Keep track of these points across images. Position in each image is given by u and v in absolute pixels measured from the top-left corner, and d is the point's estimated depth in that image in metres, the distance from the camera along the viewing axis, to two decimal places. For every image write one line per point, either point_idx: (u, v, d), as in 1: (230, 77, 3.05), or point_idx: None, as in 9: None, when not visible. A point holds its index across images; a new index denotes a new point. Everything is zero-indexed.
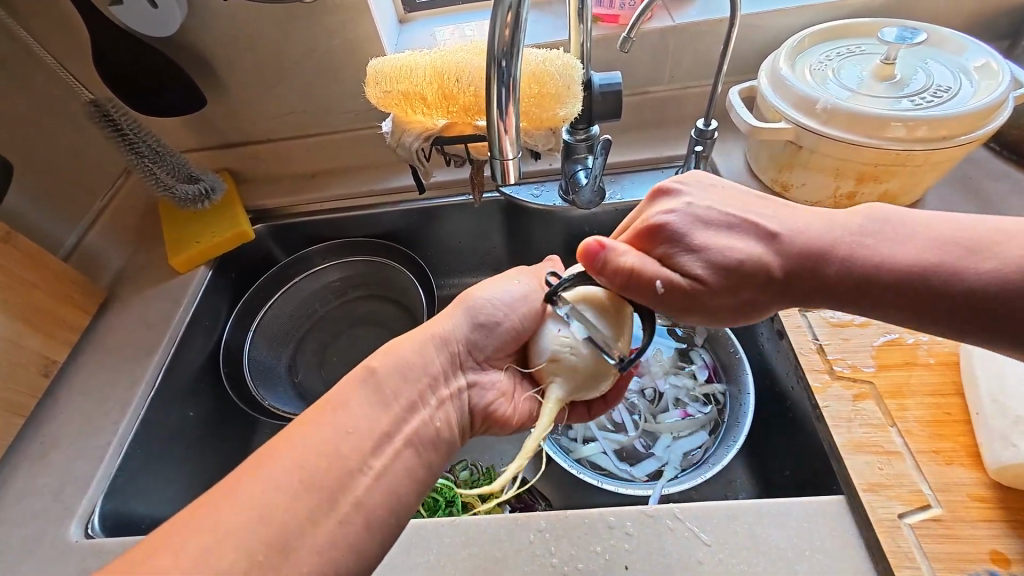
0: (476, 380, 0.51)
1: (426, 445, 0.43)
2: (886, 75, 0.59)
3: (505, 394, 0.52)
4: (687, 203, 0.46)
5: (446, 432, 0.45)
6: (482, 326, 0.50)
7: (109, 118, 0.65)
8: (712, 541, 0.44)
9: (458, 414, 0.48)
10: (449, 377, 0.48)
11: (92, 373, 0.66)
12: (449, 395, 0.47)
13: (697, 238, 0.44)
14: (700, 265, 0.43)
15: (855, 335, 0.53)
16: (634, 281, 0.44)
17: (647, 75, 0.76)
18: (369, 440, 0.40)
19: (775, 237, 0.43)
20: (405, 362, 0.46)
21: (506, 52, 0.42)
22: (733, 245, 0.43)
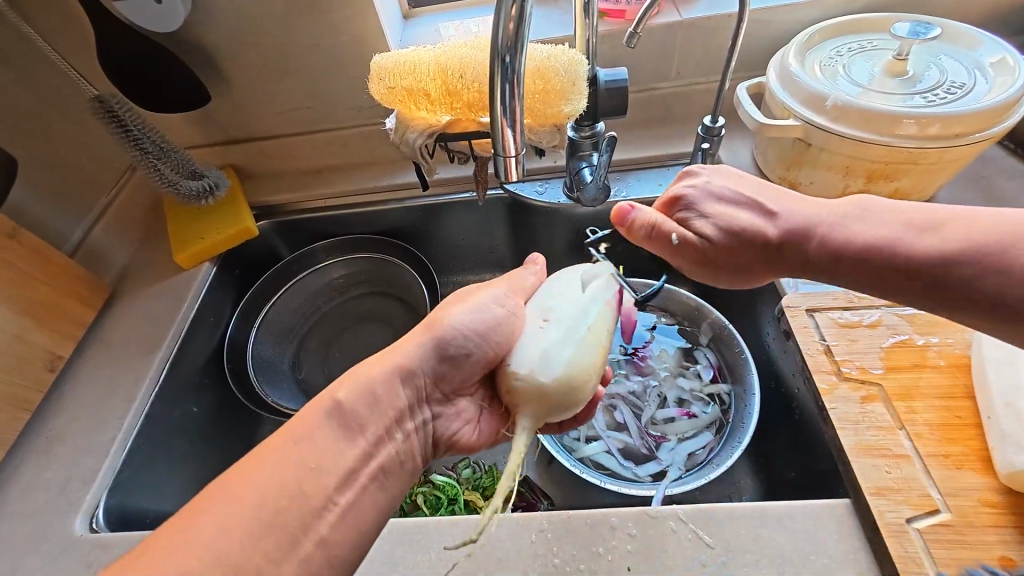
0: (443, 409, 0.52)
1: (393, 477, 0.45)
2: (898, 71, 0.58)
3: (470, 419, 0.54)
4: (706, 181, 0.53)
5: (411, 463, 0.47)
6: (448, 359, 0.49)
7: (113, 113, 0.65)
8: (715, 544, 0.44)
9: (422, 445, 0.49)
10: (415, 410, 0.49)
11: (97, 368, 0.66)
12: (414, 428, 0.48)
13: (707, 208, 0.52)
14: (709, 227, 0.51)
15: (863, 335, 0.52)
16: (655, 235, 0.50)
17: (654, 72, 0.75)
18: (330, 480, 0.41)
19: (775, 216, 0.50)
20: (367, 396, 0.45)
21: (510, 47, 0.41)
22: (738, 215, 0.50)
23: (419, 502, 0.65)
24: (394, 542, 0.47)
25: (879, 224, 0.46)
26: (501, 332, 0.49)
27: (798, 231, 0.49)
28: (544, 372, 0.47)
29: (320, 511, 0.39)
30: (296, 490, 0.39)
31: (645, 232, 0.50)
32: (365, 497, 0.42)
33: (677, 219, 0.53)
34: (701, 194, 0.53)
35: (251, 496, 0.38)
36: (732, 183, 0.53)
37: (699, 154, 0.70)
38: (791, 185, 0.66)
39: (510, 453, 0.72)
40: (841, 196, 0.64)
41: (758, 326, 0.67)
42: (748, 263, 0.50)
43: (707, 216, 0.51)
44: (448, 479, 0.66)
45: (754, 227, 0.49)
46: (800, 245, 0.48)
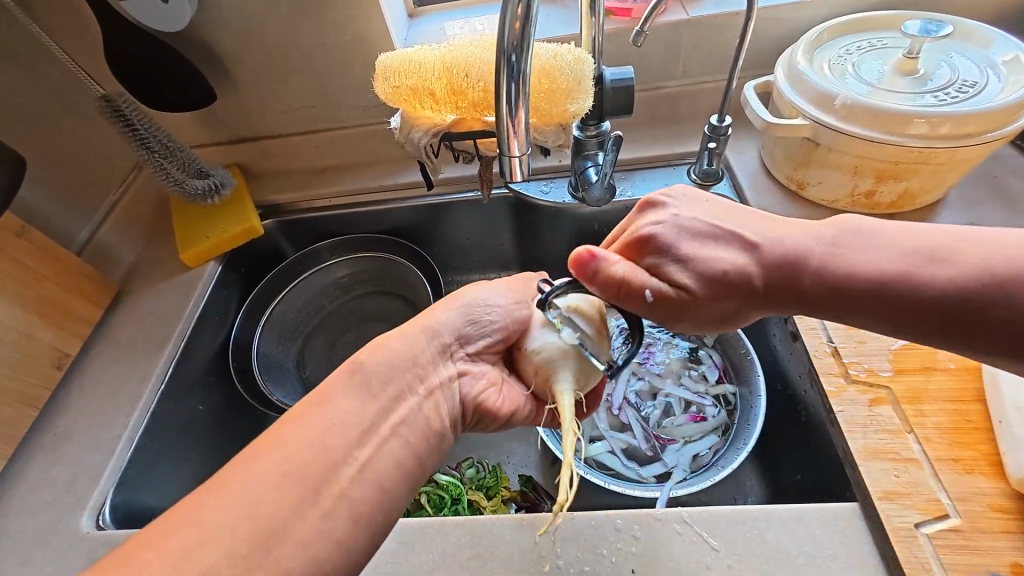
0: (467, 369, 0.50)
1: (415, 432, 0.43)
2: (908, 70, 0.57)
3: (494, 385, 0.51)
4: (674, 213, 0.45)
5: (436, 422, 0.45)
6: (472, 321, 0.50)
7: (119, 112, 0.65)
8: (720, 547, 0.43)
9: (450, 404, 0.47)
10: (439, 366, 0.47)
11: (103, 366, 0.67)
12: (439, 384, 0.47)
13: (683, 248, 0.43)
14: (688, 274, 0.42)
15: (871, 338, 0.51)
16: (625, 290, 0.42)
17: (660, 71, 0.75)
18: (352, 433, 0.40)
19: (756, 247, 0.43)
20: (395, 352, 0.46)
21: (516, 46, 0.41)
22: (719, 255, 0.43)
23: (423, 501, 0.65)
24: (399, 541, 0.47)
25: (880, 254, 0.40)
26: (518, 304, 0.52)
27: (782, 263, 0.42)
28: (572, 345, 0.50)
29: (340, 464, 0.38)
30: (323, 444, 0.39)
31: (615, 287, 0.42)
32: (386, 450, 0.41)
33: (648, 267, 0.44)
34: (669, 228, 0.44)
35: (280, 448, 0.38)
36: (694, 211, 0.45)
37: (705, 154, 0.69)
38: (798, 185, 0.66)
39: (515, 453, 0.73)
40: (849, 196, 0.63)
41: (764, 327, 0.66)
42: (714, 316, 0.43)
43: (684, 261, 0.43)
44: (452, 478, 0.66)
45: (733, 266, 0.42)
46: (789, 281, 0.42)
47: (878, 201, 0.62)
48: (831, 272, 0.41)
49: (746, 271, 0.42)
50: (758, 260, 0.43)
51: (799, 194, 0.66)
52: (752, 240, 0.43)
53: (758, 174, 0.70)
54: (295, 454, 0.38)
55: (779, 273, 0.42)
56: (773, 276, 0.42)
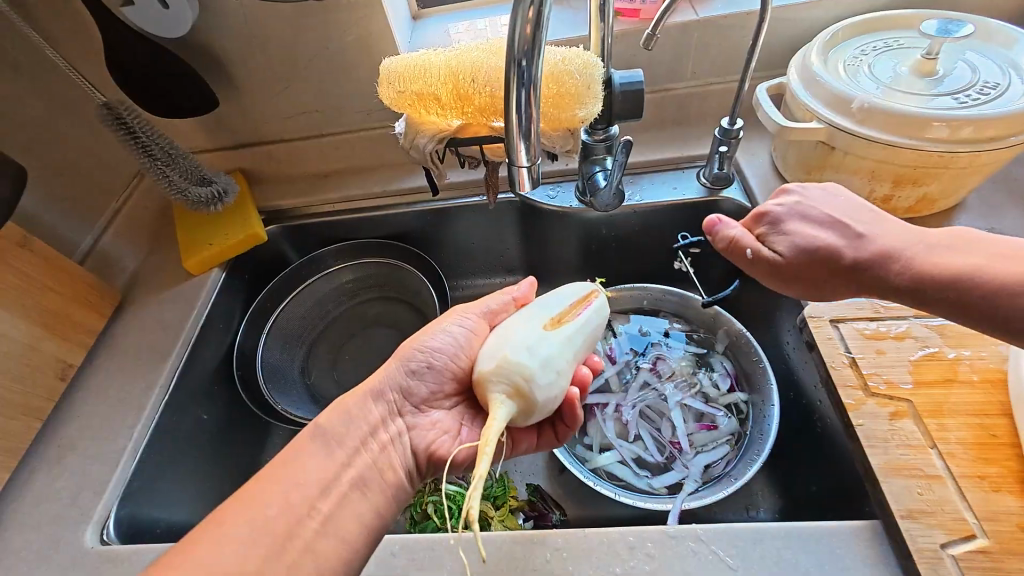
0: (419, 421, 0.50)
1: (372, 488, 0.44)
2: (927, 71, 0.55)
3: (451, 432, 0.51)
4: (797, 199, 0.52)
5: (391, 476, 0.46)
6: (416, 373, 0.50)
7: (122, 120, 0.65)
8: (738, 566, 0.42)
9: (403, 459, 0.48)
10: (387, 423, 0.49)
11: (107, 377, 0.66)
12: (389, 440, 0.48)
13: (789, 226, 0.50)
14: (784, 245, 0.49)
15: (891, 348, 0.50)
16: (731, 249, 0.51)
17: (669, 73, 0.73)
18: (310, 492, 0.41)
19: (860, 237, 0.47)
20: (353, 412, 0.47)
21: (526, 52, 0.40)
22: (817, 234, 0.49)
23: (430, 511, 0.65)
24: (406, 558, 0.46)
25: (971, 256, 0.42)
26: (464, 349, 0.51)
27: (881, 255, 0.46)
28: (486, 366, 0.47)
29: (304, 519, 0.40)
30: (291, 498, 0.41)
31: (727, 245, 0.51)
32: (350, 505, 0.42)
33: (756, 236, 0.52)
34: (787, 210, 0.51)
35: (253, 502, 0.40)
36: (820, 203, 0.51)
37: (716, 157, 0.68)
38: None
39: (522, 461, 0.72)
40: (865, 201, 0.61)
41: (776, 335, 0.65)
42: (798, 284, 0.49)
43: (787, 234, 0.50)
44: (459, 488, 0.65)
45: (832, 249, 0.47)
46: (872, 268, 0.46)
47: (895, 206, 0.60)
48: (923, 265, 0.44)
49: (863, 255, 0.46)
50: (856, 247, 0.47)
51: None
52: (858, 232, 0.47)
53: (771, 178, 0.69)
54: (275, 504, 0.40)
55: (869, 261, 0.46)
56: (866, 263, 0.46)
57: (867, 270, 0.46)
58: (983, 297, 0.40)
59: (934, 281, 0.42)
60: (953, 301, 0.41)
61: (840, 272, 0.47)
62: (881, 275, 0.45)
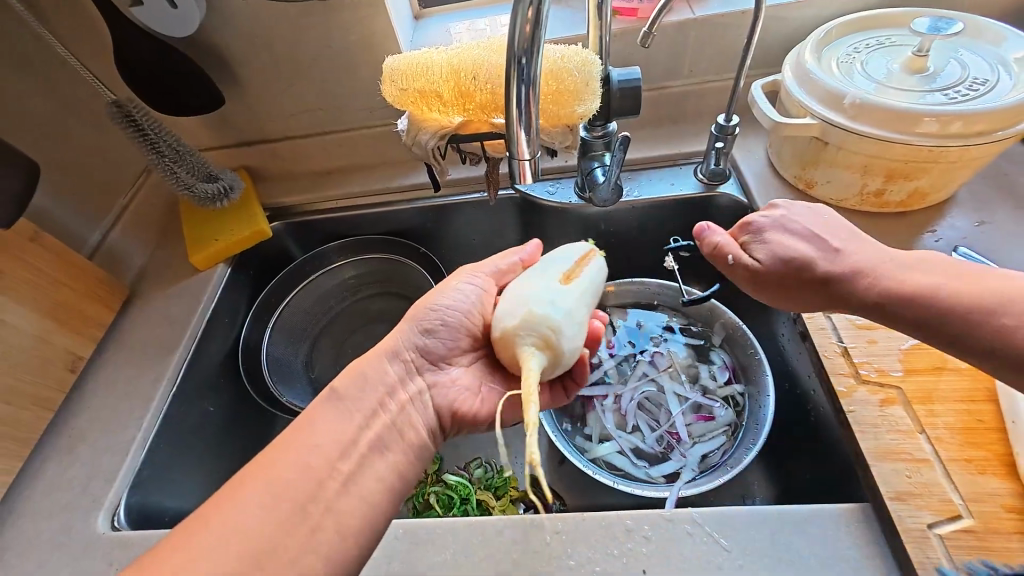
0: (438, 380, 0.51)
1: (393, 446, 0.46)
2: (918, 68, 0.57)
3: (472, 389, 0.52)
4: (784, 212, 0.54)
5: (412, 433, 0.47)
6: (430, 332, 0.51)
7: (130, 118, 0.66)
8: (732, 548, 0.43)
9: (424, 416, 0.49)
10: (406, 383, 0.50)
11: (116, 369, 0.67)
12: (409, 399, 0.49)
13: (772, 235, 0.52)
14: (765, 252, 0.51)
15: (882, 337, 0.51)
16: (716, 257, 0.53)
17: (666, 71, 0.75)
18: (333, 450, 0.43)
19: (838, 253, 0.49)
20: (372, 372, 0.49)
21: (526, 49, 0.41)
22: (802, 247, 0.51)
23: (432, 501, 0.66)
24: (410, 541, 0.47)
25: (933, 276, 0.44)
26: (478, 307, 0.53)
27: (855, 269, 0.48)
28: (509, 322, 0.49)
29: (326, 480, 0.41)
30: (315, 460, 0.42)
31: (719, 255, 0.53)
32: (372, 466, 0.44)
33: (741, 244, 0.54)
34: (769, 222, 0.53)
35: (274, 471, 0.41)
36: (801, 216, 0.53)
37: (712, 153, 0.70)
38: (807, 184, 0.66)
39: (523, 453, 0.73)
40: (858, 195, 0.63)
41: (772, 327, 0.67)
42: (778, 291, 0.51)
43: (767, 242, 0.52)
44: (461, 479, 0.68)
45: (809, 261, 0.49)
46: (846, 281, 0.48)
47: (887, 200, 0.62)
48: (889, 282, 0.45)
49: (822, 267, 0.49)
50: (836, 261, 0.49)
51: (807, 193, 0.66)
52: (835, 248, 0.49)
53: (766, 174, 0.70)
54: (296, 475, 0.41)
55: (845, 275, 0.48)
56: (844, 276, 0.48)
57: (834, 284, 0.48)
58: (943, 322, 0.41)
59: (896, 300, 0.44)
60: (911, 326, 0.43)
61: (815, 282, 0.49)
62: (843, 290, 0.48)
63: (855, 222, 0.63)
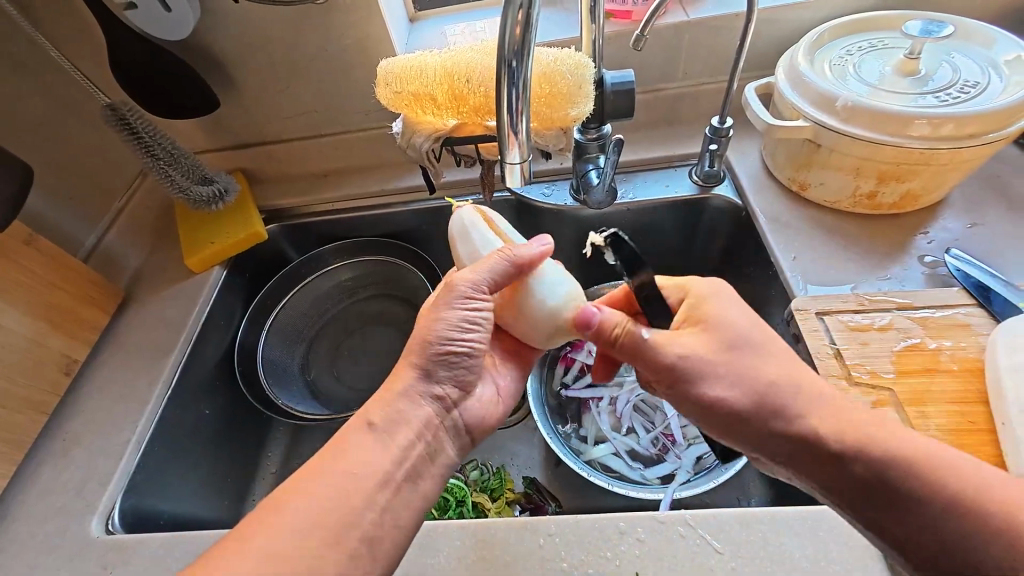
0: (465, 398, 0.48)
1: (440, 465, 0.44)
2: (909, 70, 0.57)
3: (491, 392, 0.52)
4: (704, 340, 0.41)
5: (454, 453, 0.46)
6: (454, 359, 0.46)
7: (125, 121, 0.66)
8: (724, 549, 0.43)
9: (462, 434, 0.47)
10: (441, 414, 0.46)
11: (111, 372, 0.67)
12: (448, 426, 0.46)
13: (710, 376, 0.39)
14: (709, 384, 0.39)
15: (874, 339, 0.51)
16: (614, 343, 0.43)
17: (660, 74, 0.75)
18: (370, 481, 0.39)
19: (783, 442, 0.38)
20: (396, 416, 0.43)
21: (516, 53, 0.41)
22: (738, 386, 0.39)
23: (428, 504, 0.67)
24: (404, 544, 0.47)
25: (870, 501, 0.36)
26: (488, 326, 0.48)
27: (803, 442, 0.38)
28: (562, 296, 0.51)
29: (363, 510, 0.38)
30: (368, 482, 0.39)
31: (611, 339, 0.43)
32: (413, 491, 0.41)
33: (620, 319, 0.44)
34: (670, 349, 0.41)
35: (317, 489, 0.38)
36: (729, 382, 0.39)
37: (707, 156, 0.70)
38: (800, 186, 0.66)
39: (519, 454, 0.73)
40: (851, 197, 0.63)
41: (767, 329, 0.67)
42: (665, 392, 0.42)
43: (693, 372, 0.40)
44: (457, 481, 0.67)
45: (730, 404, 0.39)
46: (782, 441, 0.38)
47: (880, 201, 0.62)
48: (856, 476, 0.36)
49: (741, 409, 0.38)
50: (762, 424, 0.38)
51: (801, 195, 0.66)
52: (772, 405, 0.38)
53: (760, 176, 0.70)
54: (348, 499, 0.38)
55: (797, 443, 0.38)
56: (784, 438, 0.38)
57: (772, 415, 0.38)
58: (870, 496, 0.36)
59: (854, 494, 0.36)
60: (855, 490, 0.36)
61: (738, 416, 0.39)
62: (780, 433, 0.38)
63: (849, 224, 0.64)
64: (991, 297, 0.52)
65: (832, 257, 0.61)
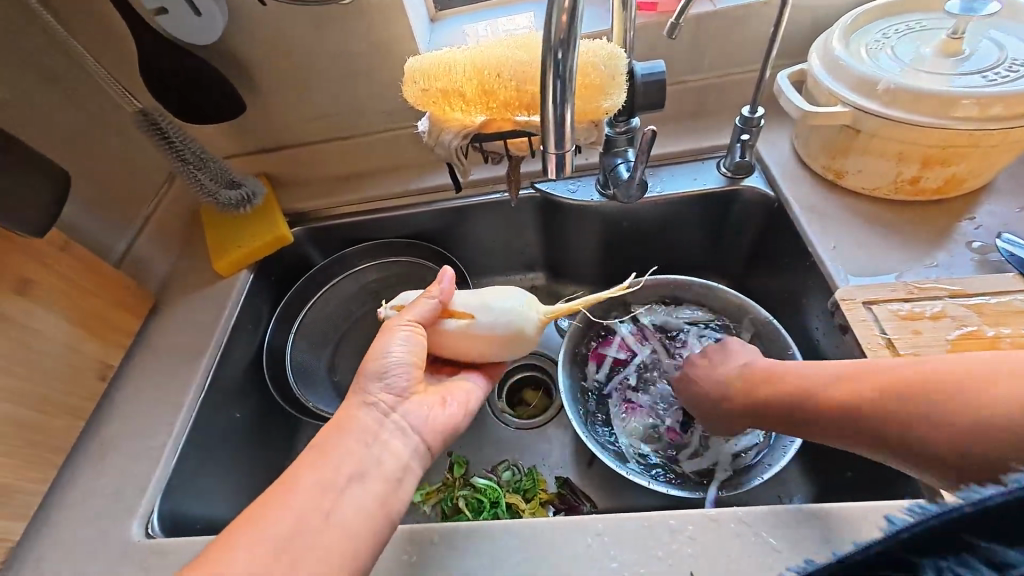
0: (410, 405, 0.50)
1: (382, 475, 0.44)
2: (953, 51, 0.55)
3: (438, 405, 0.52)
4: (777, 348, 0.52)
5: (395, 464, 0.45)
6: (385, 375, 0.49)
7: (157, 126, 0.66)
8: (781, 547, 0.42)
9: (405, 443, 0.47)
10: (383, 426, 0.47)
11: (144, 376, 0.67)
12: (387, 434, 0.47)
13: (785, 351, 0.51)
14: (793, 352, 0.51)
15: (927, 328, 0.49)
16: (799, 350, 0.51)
17: (687, 64, 0.74)
18: (316, 486, 0.41)
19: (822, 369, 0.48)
20: (356, 420, 0.46)
21: (563, 42, 0.40)
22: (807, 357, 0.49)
23: (462, 505, 0.66)
24: (447, 545, 0.47)
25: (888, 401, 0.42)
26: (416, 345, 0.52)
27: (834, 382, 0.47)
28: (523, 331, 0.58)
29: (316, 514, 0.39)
30: (296, 511, 0.39)
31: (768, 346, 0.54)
32: (359, 495, 0.42)
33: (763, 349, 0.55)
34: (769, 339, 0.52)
35: (268, 523, 0.38)
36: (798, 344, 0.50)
37: (738, 146, 0.69)
38: (836, 174, 0.64)
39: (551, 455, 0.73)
40: (891, 184, 0.61)
41: (804, 321, 0.65)
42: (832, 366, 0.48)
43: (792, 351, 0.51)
44: (489, 483, 0.68)
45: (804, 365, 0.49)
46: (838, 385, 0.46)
47: (922, 188, 0.60)
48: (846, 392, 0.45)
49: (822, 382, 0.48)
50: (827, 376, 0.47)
51: (837, 183, 0.65)
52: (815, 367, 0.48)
53: (793, 166, 0.69)
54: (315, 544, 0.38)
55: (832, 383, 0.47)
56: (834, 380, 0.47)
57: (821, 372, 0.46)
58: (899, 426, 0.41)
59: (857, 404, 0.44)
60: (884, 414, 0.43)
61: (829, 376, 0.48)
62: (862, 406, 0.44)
63: (889, 212, 0.62)
64: None
65: (874, 246, 0.59)
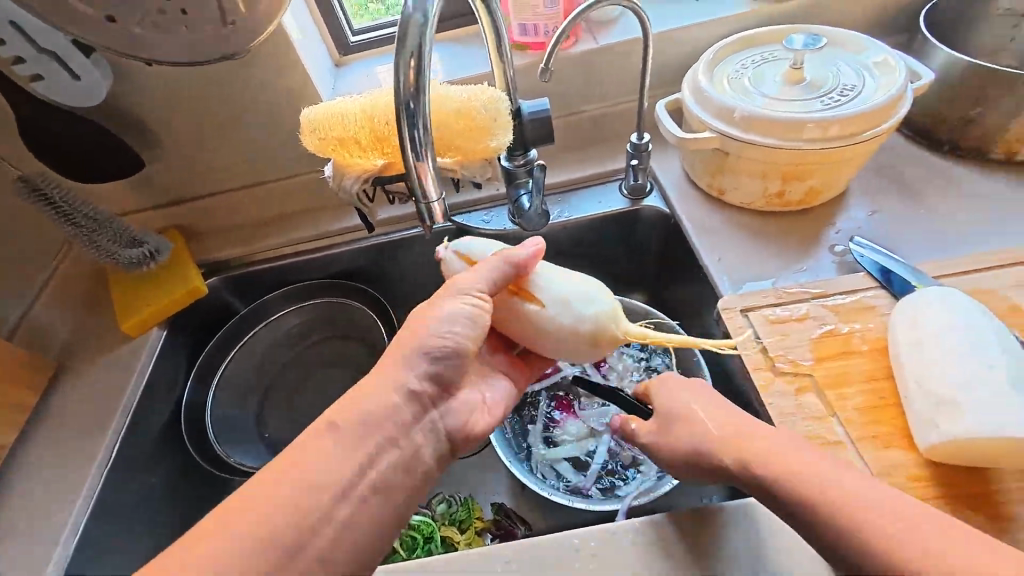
0: (453, 401, 0.48)
1: (401, 470, 0.41)
2: (796, 79, 0.62)
3: (480, 407, 0.50)
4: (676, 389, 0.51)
5: (420, 464, 0.43)
6: (437, 358, 0.45)
7: (42, 192, 0.65)
8: (673, 553, 0.44)
9: (434, 449, 0.45)
10: (422, 416, 0.44)
11: (44, 453, 0.64)
12: (422, 433, 0.44)
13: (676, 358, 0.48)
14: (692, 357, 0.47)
15: (794, 330, 0.54)
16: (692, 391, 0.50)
17: (580, 96, 0.79)
18: (329, 490, 0.37)
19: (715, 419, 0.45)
20: (395, 407, 0.43)
21: (412, 94, 0.43)
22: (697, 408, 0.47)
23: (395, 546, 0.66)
24: None
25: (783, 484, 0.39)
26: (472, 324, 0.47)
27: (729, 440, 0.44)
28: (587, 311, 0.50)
29: (312, 524, 0.36)
30: (308, 497, 0.37)
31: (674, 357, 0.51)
32: (372, 503, 0.39)
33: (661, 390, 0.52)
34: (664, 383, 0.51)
35: (279, 495, 0.36)
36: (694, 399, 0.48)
37: (632, 170, 0.74)
38: (718, 191, 0.70)
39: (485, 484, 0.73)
40: (763, 198, 0.67)
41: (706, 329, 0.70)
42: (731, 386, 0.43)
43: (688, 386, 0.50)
44: (424, 516, 0.67)
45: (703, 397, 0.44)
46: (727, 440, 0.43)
47: (789, 199, 0.66)
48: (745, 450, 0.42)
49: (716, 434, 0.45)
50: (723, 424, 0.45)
51: (719, 199, 0.71)
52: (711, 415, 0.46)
53: (683, 185, 0.75)
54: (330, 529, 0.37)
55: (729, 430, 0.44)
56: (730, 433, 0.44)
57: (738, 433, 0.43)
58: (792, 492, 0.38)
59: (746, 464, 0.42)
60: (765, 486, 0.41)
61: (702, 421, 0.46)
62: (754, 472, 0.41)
63: (764, 223, 0.68)
64: (891, 279, 0.56)
65: (753, 255, 0.65)
